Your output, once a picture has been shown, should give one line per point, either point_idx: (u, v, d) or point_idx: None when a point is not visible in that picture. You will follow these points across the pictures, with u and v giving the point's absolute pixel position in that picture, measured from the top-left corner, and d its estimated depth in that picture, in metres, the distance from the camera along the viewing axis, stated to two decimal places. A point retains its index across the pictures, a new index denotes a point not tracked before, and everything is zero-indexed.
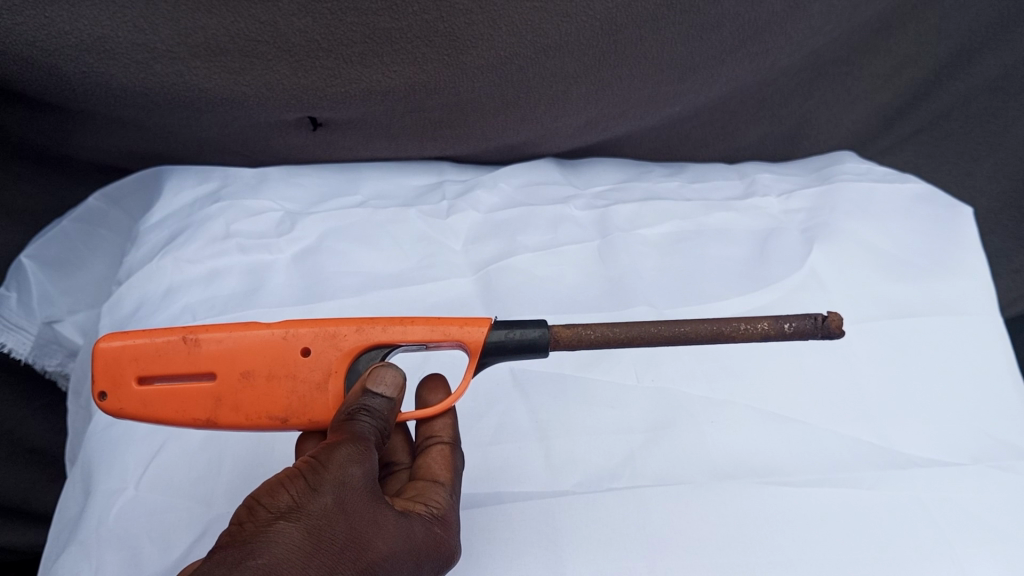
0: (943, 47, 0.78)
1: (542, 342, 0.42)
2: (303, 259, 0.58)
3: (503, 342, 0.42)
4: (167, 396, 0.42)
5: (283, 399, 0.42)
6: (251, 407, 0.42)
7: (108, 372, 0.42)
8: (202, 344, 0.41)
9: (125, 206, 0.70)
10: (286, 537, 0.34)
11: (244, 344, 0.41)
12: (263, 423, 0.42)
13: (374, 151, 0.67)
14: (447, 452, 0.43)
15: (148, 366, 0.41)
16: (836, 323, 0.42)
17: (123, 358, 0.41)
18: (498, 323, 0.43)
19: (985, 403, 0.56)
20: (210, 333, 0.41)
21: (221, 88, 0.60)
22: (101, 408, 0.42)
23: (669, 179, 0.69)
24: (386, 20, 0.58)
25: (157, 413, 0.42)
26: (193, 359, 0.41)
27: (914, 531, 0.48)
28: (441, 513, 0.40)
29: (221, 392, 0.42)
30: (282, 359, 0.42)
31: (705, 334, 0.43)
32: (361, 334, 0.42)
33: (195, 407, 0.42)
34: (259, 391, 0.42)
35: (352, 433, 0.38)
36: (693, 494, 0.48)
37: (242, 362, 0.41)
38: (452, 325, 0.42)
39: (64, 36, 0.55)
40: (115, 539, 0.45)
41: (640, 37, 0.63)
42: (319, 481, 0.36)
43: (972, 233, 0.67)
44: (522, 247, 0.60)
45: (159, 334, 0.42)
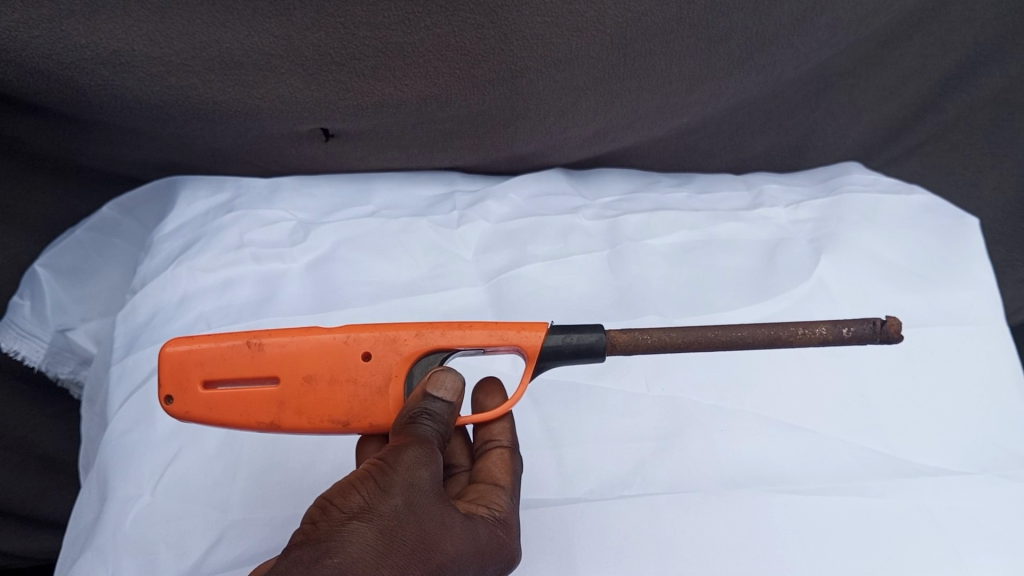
0: (948, 59, 0.79)
1: (599, 347, 0.43)
2: (316, 269, 0.59)
3: (562, 347, 0.43)
4: (232, 399, 0.43)
5: (344, 403, 0.43)
6: (313, 410, 0.43)
7: (173, 375, 0.42)
8: (266, 348, 0.42)
9: (138, 215, 0.70)
10: (359, 537, 0.35)
11: (307, 348, 0.42)
12: (324, 426, 0.43)
13: (384, 161, 0.68)
14: (506, 455, 0.44)
15: (212, 369, 0.42)
16: (894, 328, 0.43)
17: (191, 361, 0.42)
18: (556, 328, 0.44)
19: (994, 412, 0.56)
20: (274, 337, 0.42)
21: (235, 101, 0.61)
22: (166, 411, 0.43)
23: (677, 189, 0.70)
24: (399, 34, 0.59)
25: (222, 417, 0.43)
26: (257, 363, 0.42)
27: (924, 539, 0.48)
28: (502, 516, 0.41)
29: (284, 396, 0.42)
30: (344, 363, 0.43)
31: (763, 339, 0.45)
32: (421, 338, 0.43)
33: (259, 410, 0.43)
34: (321, 395, 0.42)
35: (417, 436, 0.39)
36: (704, 501, 0.48)
37: (306, 365, 0.42)
38: (510, 330, 0.43)
39: (80, 49, 0.56)
40: (132, 545, 0.45)
41: (649, 50, 0.64)
42: (389, 483, 0.37)
43: (979, 244, 0.67)
44: (532, 256, 0.61)
45: (223, 339, 0.42)
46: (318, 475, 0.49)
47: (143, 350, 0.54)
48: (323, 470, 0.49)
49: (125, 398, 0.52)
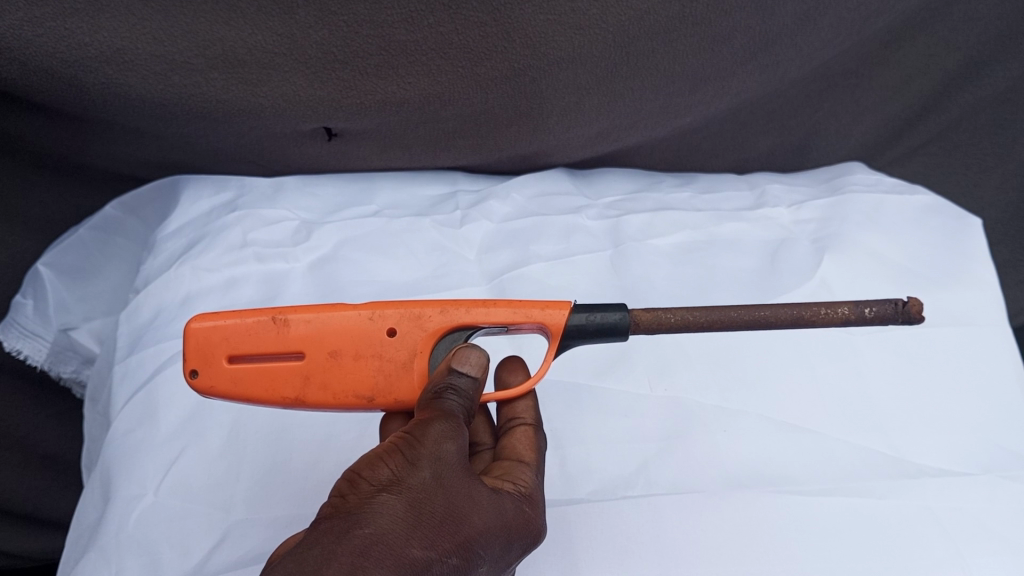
0: (952, 58, 0.79)
1: (622, 325, 0.43)
2: (319, 268, 0.59)
3: (585, 326, 0.43)
4: (258, 375, 0.43)
5: (369, 378, 0.43)
6: (339, 386, 0.43)
7: (198, 351, 0.42)
8: (292, 324, 0.42)
9: (141, 215, 0.70)
10: (389, 509, 0.35)
11: (333, 323, 0.42)
12: (348, 402, 0.43)
13: (387, 161, 0.68)
14: (531, 432, 0.44)
15: (238, 345, 0.42)
16: (916, 309, 0.44)
17: (216, 337, 0.42)
18: (579, 307, 0.44)
19: (997, 413, 0.56)
20: (300, 313, 0.43)
21: (238, 100, 0.61)
22: (191, 386, 0.43)
23: (680, 189, 0.70)
24: (402, 32, 0.59)
25: (246, 392, 0.43)
26: (283, 338, 0.42)
27: (927, 540, 0.48)
28: (528, 492, 0.41)
29: (309, 370, 0.42)
30: (370, 339, 0.43)
31: (787, 319, 0.45)
32: (446, 314, 0.43)
33: (284, 386, 0.43)
34: (346, 370, 0.42)
35: (443, 410, 0.39)
36: (706, 502, 0.48)
37: (331, 341, 0.42)
38: (534, 307, 0.44)
39: (84, 47, 0.56)
40: (135, 544, 0.45)
41: (652, 49, 0.64)
42: (417, 456, 0.37)
43: (982, 244, 0.67)
44: (535, 256, 0.61)
45: (249, 315, 0.42)
46: (321, 474, 0.49)
47: (146, 349, 0.54)
48: (326, 469, 0.49)
49: (129, 397, 0.52)
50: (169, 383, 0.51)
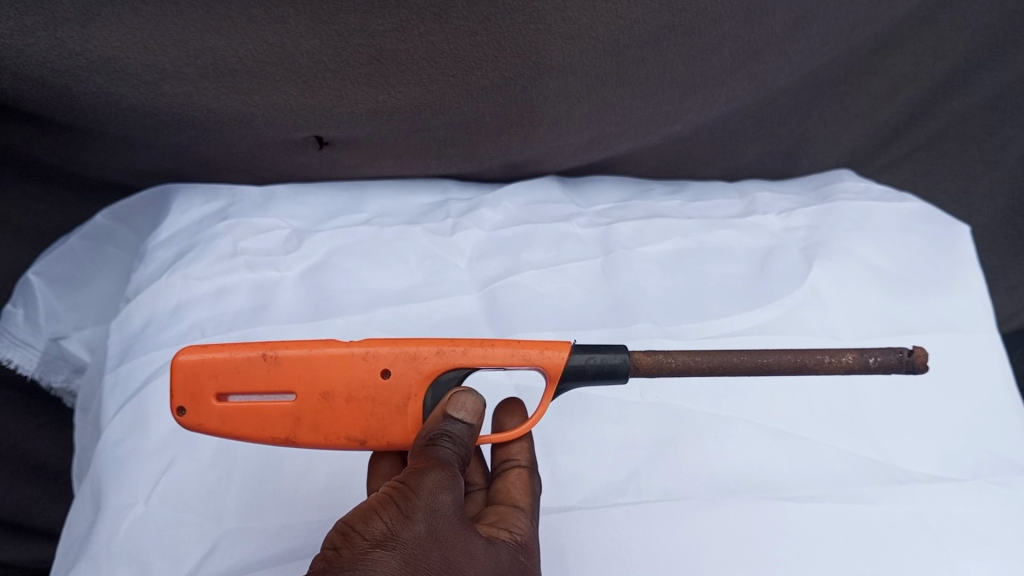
0: (939, 67, 0.80)
1: (621, 368, 0.43)
2: (310, 277, 0.59)
3: (587, 368, 0.43)
4: (250, 413, 0.43)
5: (362, 420, 0.43)
6: (330, 427, 0.43)
7: (188, 388, 0.42)
8: (284, 362, 0.42)
9: (131, 223, 0.70)
10: (383, 566, 0.35)
11: (326, 363, 0.42)
12: (340, 442, 0.44)
13: (378, 169, 0.68)
14: (525, 475, 0.44)
15: (228, 382, 0.42)
16: (922, 359, 0.43)
17: (207, 372, 0.42)
18: (577, 346, 0.44)
19: (986, 419, 0.57)
20: (294, 350, 0.42)
21: (229, 108, 0.61)
22: (179, 423, 0.43)
23: (670, 197, 0.70)
24: (393, 42, 0.59)
25: (236, 430, 0.43)
26: (274, 378, 0.42)
27: (918, 547, 0.48)
28: (523, 540, 0.41)
29: (300, 411, 0.43)
30: (363, 381, 0.42)
31: (788, 365, 0.45)
32: (441, 356, 0.42)
33: (277, 425, 0.43)
34: (338, 412, 0.43)
35: (437, 459, 0.39)
36: (696, 509, 0.48)
37: (323, 382, 0.42)
38: (532, 349, 0.43)
39: (74, 57, 0.56)
40: (126, 554, 0.45)
41: (642, 58, 0.64)
42: (412, 508, 0.37)
43: (970, 251, 0.68)
44: (526, 264, 0.61)
45: (239, 350, 0.42)
46: (312, 484, 0.49)
47: (136, 358, 0.54)
48: (317, 479, 0.49)
49: (118, 407, 0.51)
50: (159, 393, 0.51)
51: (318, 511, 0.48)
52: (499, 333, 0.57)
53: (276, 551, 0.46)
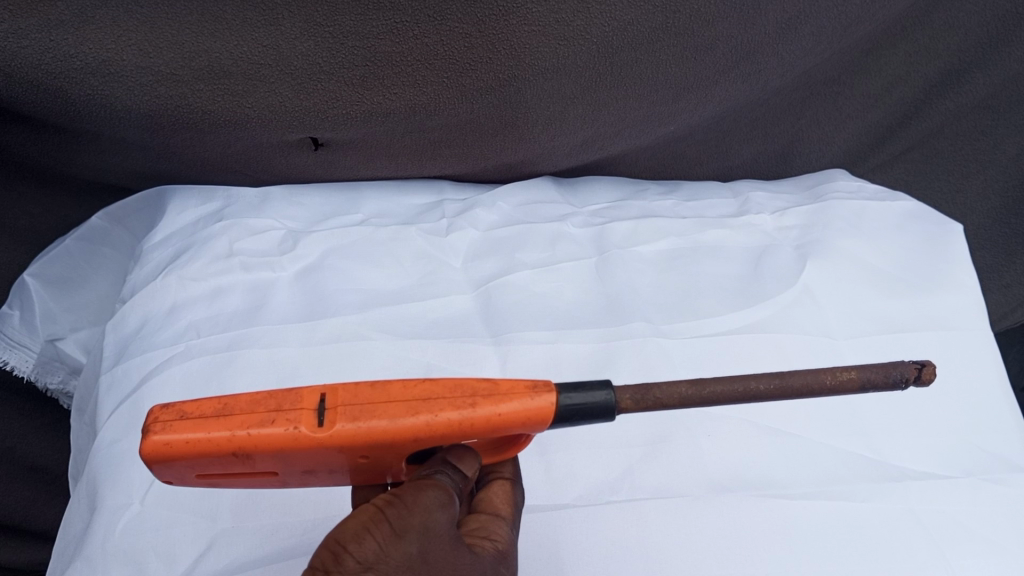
0: (932, 67, 0.80)
1: (609, 406, 0.38)
2: (305, 277, 0.59)
3: (572, 409, 0.38)
4: (232, 480, 0.40)
5: (350, 476, 0.41)
6: (319, 480, 0.42)
7: (163, 475, 0.39)
8: (256, 458, 0.37)
9: (127, 225, 0.70)
10: None
11: (300, 457, 0.37)
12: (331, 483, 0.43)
13: (374, 170, 0.68)
14: (507, 487, 0.44)
15: (203, 470, 0.38)
16: (929, 373, 0.41)
17: (172, 465, 0.38)
18: (563, 385, 0.38)
19: (979, 416, 0.57)
20: (260, 447, 0.36)
21: (224, 110, 0.61)
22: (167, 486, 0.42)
23: (664, 197, 0.71)
24: (387, 43, 0.60)
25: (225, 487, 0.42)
26: (249, 466, 0.38)
27: (910, 543, 0.49)
28: (504, 548, 0.41)
29: (286, 479, 0.40)
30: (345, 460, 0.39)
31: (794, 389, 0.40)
32: (423, 441, 0.37)
33: (261, 482, 0.41)
34: (324, 474, 0.41)
35: (434, 483, 0.38)
36: (689, 506, 0.48)
37: (303, 465, 0.38)
38: (520, 421, 0.38)
39: (70, 59, 0.56)
40: (122, 554, 0.45)
41: (636, 59, 0.65)
42: (404, 528, 0.37)
43: (963, 250, 0.69)
44: (521, 264, 0.61)
45: (203, 449, 0.37)
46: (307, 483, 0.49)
47: (132, 359, 0.54)
48: None
49: (114, 408, 0.52)
50: (155, 393, 0.51)
51: (314, 509, 0.48)
52: (494, 333, 0.57)
53: (271, 549, 0.46)
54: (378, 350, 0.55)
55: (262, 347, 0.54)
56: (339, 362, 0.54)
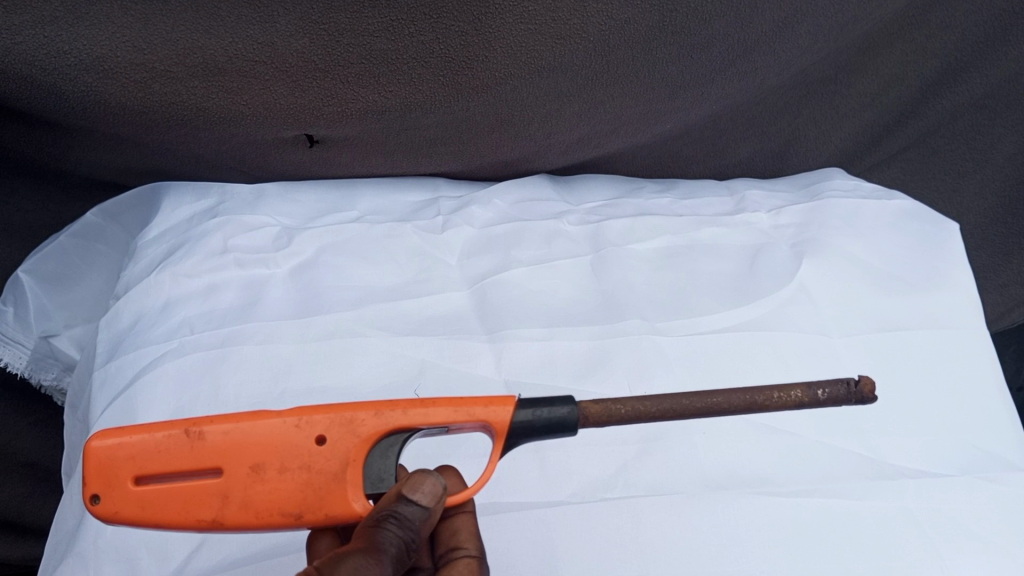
0: (928, 66, 0.80)
1: (571, 419, 0.42)
2: (299, 274, 0.59)
3: (536, 421, 0.42)
4: (176, 495, 0.41)
5: (295, 495, 0.41)
6: (261, 504, 0.41)
7: (102, 473, 0.41)
8: (207, 436, 0.41)
9: (123, 221, 0.70)
10: None
11: (248, 436, 0.41)
12: (274, 521, 0.41)
13: (369, 167, 0.68)
14: (473, 565, 0.43)
15: (144, 465, 0.41)
16: (868, 388, 0.45)
17: (129, 450, 0.41)
18: (523, 402, 0.43)
19: (975, 415, 0.56)
20: (214, 426, 0.41)
21: (219, 107, 0.61)
22: (93, 513, 0.42)
23: (660, 195, 0.71)
24: (383, 42, 0.60)
25: (155, 515, 0.41)
26: (196, 453, 0.41)
27: (902, 541, 0.48)
28: None
29: (227, 488, 0.41)
30: (296, 450, 0.41)
31: (738, 404, 0.44)
32: (379, 418, 0.42)
33: (205, 505, 0.41)
34: (269, 485, 0.41)
35: (371, 541, 0.38)
36: (685, 504, 0.48)
37: (250, 456, 0.41)
38: (474, 405, 0.43)
39: (63, 55, 0.56)
40: (113, 550, 0.44)
41: (632, 58, 0.65)
42: None
43: (959, 249, 0.68)
44: (517, 261, 0.61)
45: (159, 429, 0.42)
46: None
47: (125, 355, 0.54)
48: None
49: (107, 404, 0.52)
50: (148, 389, 0.51)
51: None
52: (488, 330, 0.56)
53: (265, 545, 0.45)
54: (373, 347, 0.54)
55: (257, 344, 0.54)
56: (333, 359, 0.53)
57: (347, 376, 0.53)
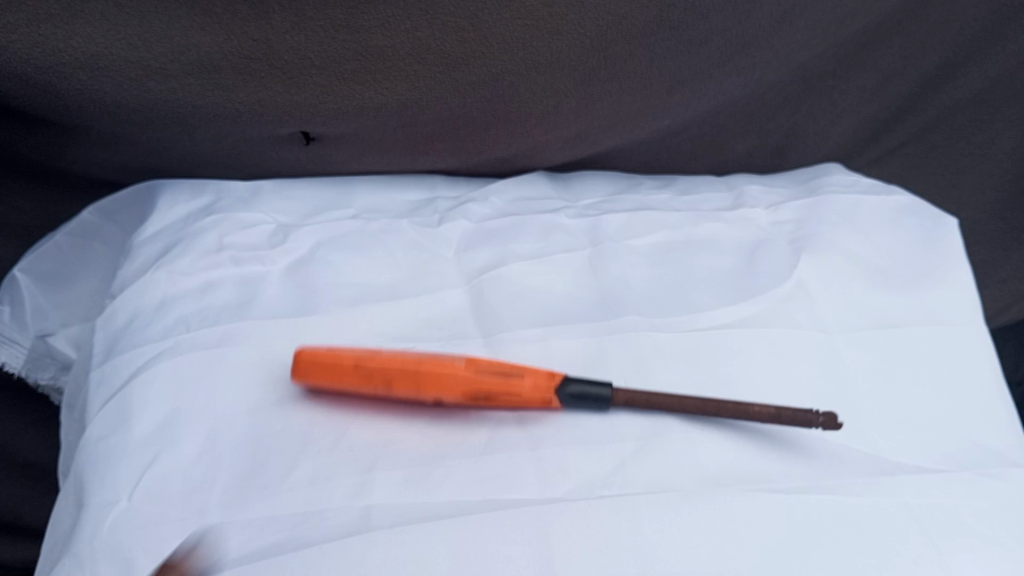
0: (928, 60, 0.80)
1: None
2: (296, 272, 0.59)
3: None
4: (330, 353, 0.50)
5: (446, 389, 0.49)
6: (422, 390, 0.49)
7: (306, 379, 0.49)
8: (367, 365, 0.49)
9: (118, 219, 0.69)
10: None
11: (398, 362, 0.49)
12: (427, 406, 0.49)
13: (366, 165, 0.68)
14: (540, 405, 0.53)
15: (326, 375, 0.49)
16: None
17: (310, 375, 0.49)
18: None
19: (975, 412, 0.56)
20: (366, 361, 0.49)
21: (215, 105, 0.60)
22: (295, 392, 0.50)
23: (659, 191, 0.71)
24: (379, 38, 0.60)
25: (336, 391, 0.50)
26: (358, 373, 0.49)
27: (904, 537, 0.47)
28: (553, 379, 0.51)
29: (392, 380, 0.49)
30: (441, 369, 0.49)
31: None
32: (476, 374, 0.49)
33: (348, 370, 0.49)
34: (428, 387, 0.49)
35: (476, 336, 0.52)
36: (685, 502, 0.46)
37: (407, 370, 0.49)
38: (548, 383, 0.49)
39: (58, 53, 0.56)
40: (109, 550, 0.44)
41: (630, 53, 0.65)
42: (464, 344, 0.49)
43: (958, 244, 0.68)
44: (516, 254, 0.61)
45: (338, 351, 0.50)
46: (295, 479, 0.46)
47: (121, 354, 0.53)
48: (301, 475, 0.46)
49: (103, 404, 0.51)
50: (143, 388, 0.51)
51: (303, 503, 0.45)
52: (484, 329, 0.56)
53: (258, 547, 0.43)
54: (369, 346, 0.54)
55: (254, 344, 0.53)
56: None
57: None
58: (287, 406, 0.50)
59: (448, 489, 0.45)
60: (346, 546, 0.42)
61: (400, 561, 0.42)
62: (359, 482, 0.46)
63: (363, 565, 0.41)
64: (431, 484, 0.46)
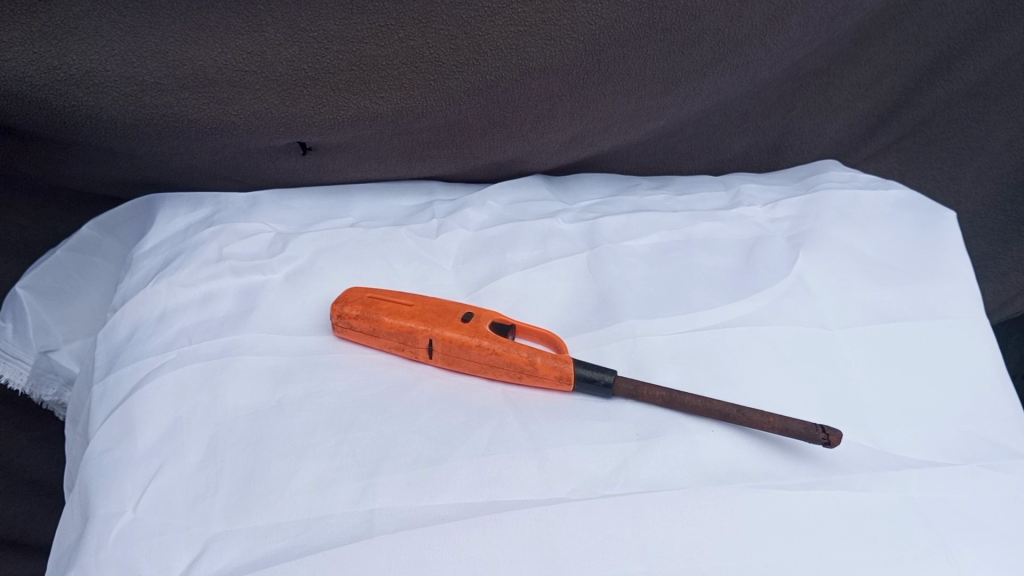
0: (921, 55, 0.80)
1: None
2: (295, 281, 0.59)
3: None
4: (375, 300, 0.55)
5: (468, 331, 0.52)
6: (445, 333, 0.52)
7: (352, 298, 0.55)
8: (413, 296, 0.56)
9: (118, 234, 0.70)
10: None
11: (436, 299, 0.56)
12: (450, 347, 0.52)
13: (362, 173, 0.68)
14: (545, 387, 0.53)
15: (377, 296, 0.56)
16: None
17: (358, 300, 0.55)
18: None
19: (977, 406, 0.55)
20: (412, 296, 0.56)
21: (210, 118, 0.61)
22: (338, 318, 0.54)
23: (656, 192, 0.71)
24: (372, 47, 0.60)
25: (373, 328, 0.54)
26: (403, 301, 0.55)
27: (909, 531, 0.46)
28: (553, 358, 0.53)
29: (424, 322, 0.53)
30: (463, 315, 0.54)
31: None
32: (498, 317, 0.54)
33: (385, 312, 0.54)
34: (451, 328, 0.53)
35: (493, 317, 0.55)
36: (685, 499, 0.45)
37: (441, 308, 0.55)
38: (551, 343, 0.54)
39: (52, 71, 0.57)
40: (114, 562, 0.44)
41: (623, 55, 0.65)
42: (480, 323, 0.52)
43: (957, 238, 0.68)
44: (511, 264, 0.61)
45: (389, 289, 0.57)
46: (299, 485, 0.46)
47: (123, 366, 0.54)
48: (303, 480, 0.46)
49: (106, 416, 0.51)
50: (144, 400, 0.51)
51: (307, 509, 0.45)
52: None
53: (263, 554, 0.43)
54: (369, 358, 0.54)
55: (256, 353, 0.53)
56: (330, 368, 0.53)
57: (342, 384, 0.52)
58: (289, 413, 0.50)
59: (448, 493, 0.45)
60: (349, 550, 0.42)
61: (404, 564, 0.42)
62: (362, 487, 0.45)
63: (368, 569, 0.41)
64: (429, 490, 0.45)
